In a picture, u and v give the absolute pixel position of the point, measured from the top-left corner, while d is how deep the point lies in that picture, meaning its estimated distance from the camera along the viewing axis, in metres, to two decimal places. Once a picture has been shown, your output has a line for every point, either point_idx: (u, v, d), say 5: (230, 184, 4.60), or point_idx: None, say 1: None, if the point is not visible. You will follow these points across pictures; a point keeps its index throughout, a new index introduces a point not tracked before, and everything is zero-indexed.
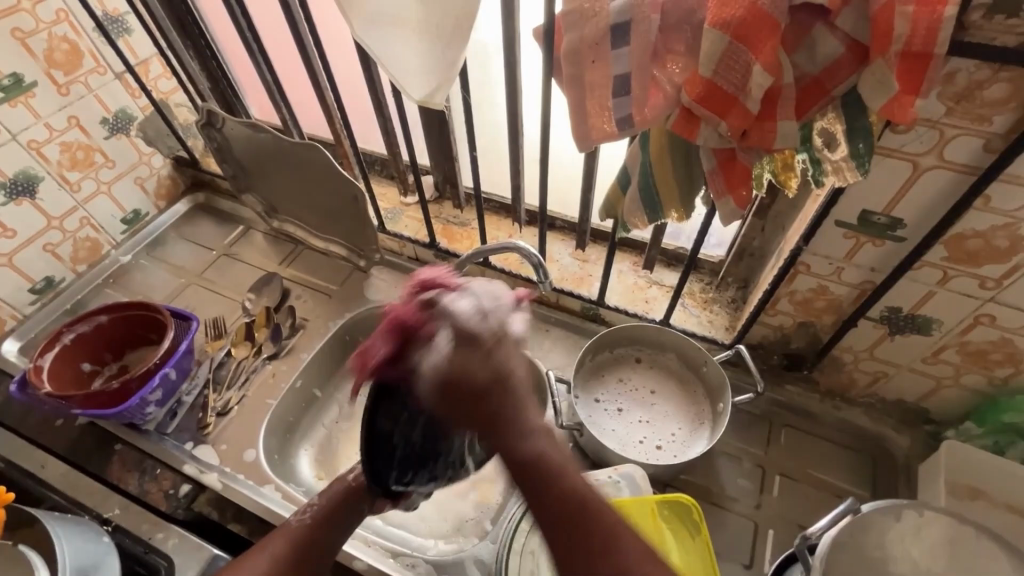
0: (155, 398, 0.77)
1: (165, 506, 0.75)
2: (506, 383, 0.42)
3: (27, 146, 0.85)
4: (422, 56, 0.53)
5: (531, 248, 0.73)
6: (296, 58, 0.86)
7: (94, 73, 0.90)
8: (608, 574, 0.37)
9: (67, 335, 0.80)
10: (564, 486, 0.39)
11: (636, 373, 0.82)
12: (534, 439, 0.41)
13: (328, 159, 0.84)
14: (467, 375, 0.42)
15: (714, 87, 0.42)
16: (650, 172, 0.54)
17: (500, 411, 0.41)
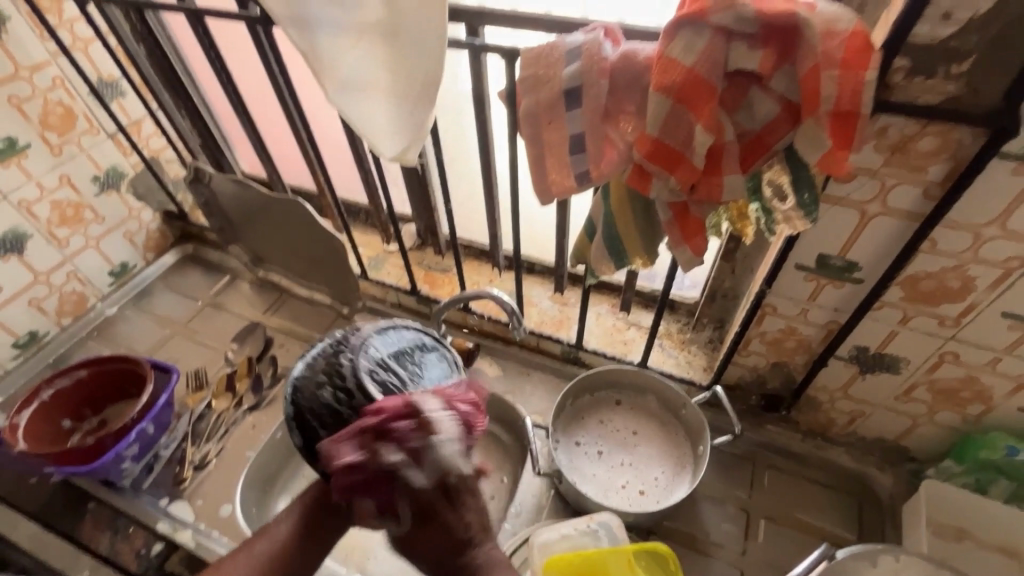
0: (131, 453, 0.76)
1: (135, 567, 0.72)
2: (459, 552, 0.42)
3: (17, 205, 0.87)
4: (393, 117, 0.57)
5: (505, 295, 0.75)
6: (281, 118, 0.90)
7: (87, 134, 0.94)
8: None
9: (45, 391, 0.80)
10: None
11: (616, 415, 0.82)
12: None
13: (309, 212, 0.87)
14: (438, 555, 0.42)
15: (661, 145, 0.45)
16: (613, 223, 0.56)
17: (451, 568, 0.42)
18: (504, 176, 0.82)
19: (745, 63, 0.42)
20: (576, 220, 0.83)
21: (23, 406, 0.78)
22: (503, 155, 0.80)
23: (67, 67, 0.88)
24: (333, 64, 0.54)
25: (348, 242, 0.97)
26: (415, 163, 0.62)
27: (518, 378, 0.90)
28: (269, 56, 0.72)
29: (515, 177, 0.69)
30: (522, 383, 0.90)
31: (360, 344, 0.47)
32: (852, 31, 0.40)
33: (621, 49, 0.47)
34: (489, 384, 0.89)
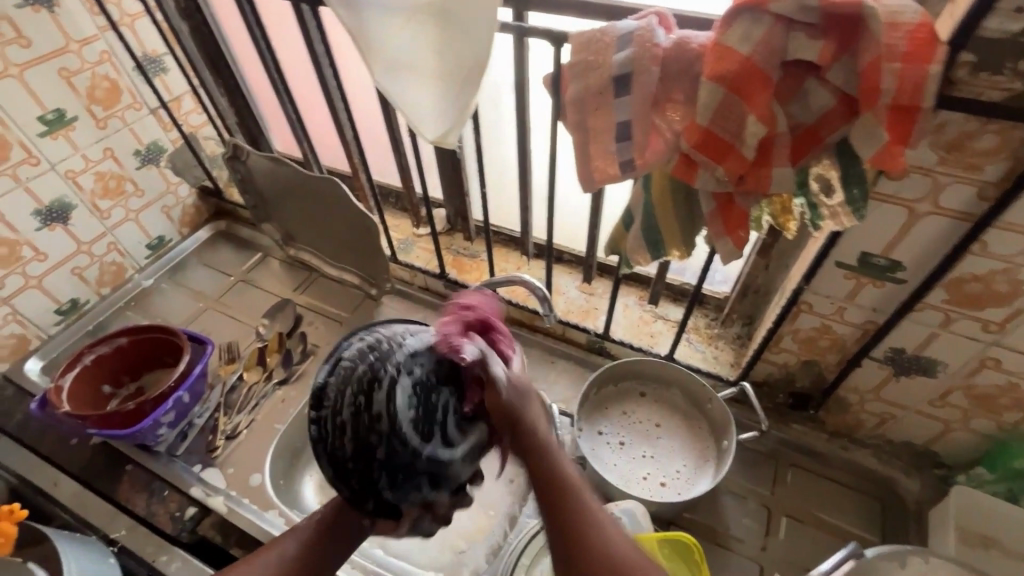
0: (168, 420, 0.79)
1: (171, 528, 0.75)
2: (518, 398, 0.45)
3: (64, 175, 0.90)
4: (438, 100, 0.57)
5: (536, 282, 0.75)
6: (319, 99, 0.91)
7: (131, 109, 0.96)
8: (575, 535, 0.39)
9: (87, 356, 0.83)
10: (553, 459, 0.43)
11: (639, 407, 0.82)
12: (539, 421, 0.44)
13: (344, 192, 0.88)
14: (500, 400, 0.44)
15: (711, 134, 0.45)
16: (653, 214, 0.56)
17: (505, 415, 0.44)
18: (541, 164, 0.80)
19: (805, 53, 0.41)
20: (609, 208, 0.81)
21: (67, 370, 0.81)
22: (538, 142, 0.78)
23: (115, 42, 0.90)
24: (381, 44, 0.54)
25: (380, 223, 0.98)
26: (455, 147, 0.62)
27: (542, 366, 0.91)
28: (314, 34, 0.73)
29: (552, 164, 0.69)
30: (546, 371, 0.90)
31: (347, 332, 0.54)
32: (917, 22, 0.39)
33: (674, 36, 0.46)
34: None
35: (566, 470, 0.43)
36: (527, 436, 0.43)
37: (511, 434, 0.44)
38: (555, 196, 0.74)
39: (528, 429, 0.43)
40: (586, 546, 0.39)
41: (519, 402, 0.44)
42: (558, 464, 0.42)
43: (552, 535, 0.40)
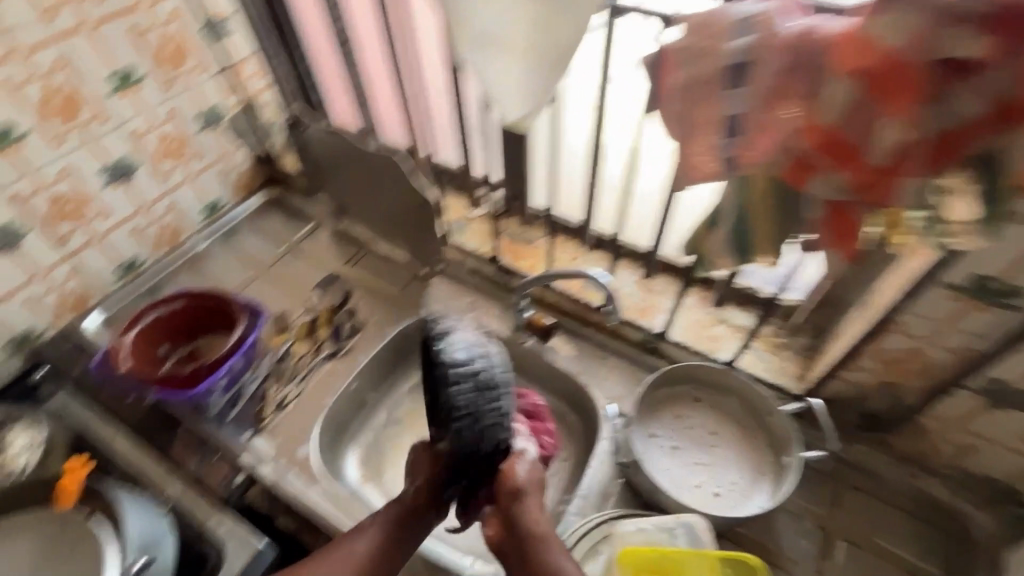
0: (221, 386, 0.81)
1: (222, 491, 0.77)
2: (526, 491, 0.58)
3: (129, 135, 0.90)
4: (523, 81, 0.54)
5: (599, 275, 0.75)
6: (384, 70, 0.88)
7: (195, 71, 0.95)
8: None
9: (146, 317, 0.84)
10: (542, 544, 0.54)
11: (695, 412, 0.79)
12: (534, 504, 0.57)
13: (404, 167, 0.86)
14: (519, 488, 0.57)
15: (836, 137, 0.41)
16: (746, 217, 0.53)
17: (517, 504, 0.57)
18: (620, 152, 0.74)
19: (961, 50, 0.35)
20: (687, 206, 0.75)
21: (127, 329, 0.83)
22: (613, 131, 0.72)
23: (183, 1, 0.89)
24: (469, 17, 0.51)
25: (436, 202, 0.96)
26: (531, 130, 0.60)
27: (593, 361, 0.88)
28: None
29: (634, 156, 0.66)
30: (597, 367, 0.88)
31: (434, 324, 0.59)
32: None
33: (801, 22, 0.41)
34: (563, 363, 0.88)
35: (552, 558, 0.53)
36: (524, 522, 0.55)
37: (512, 517, 0.56)
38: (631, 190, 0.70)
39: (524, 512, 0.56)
40: None
41: (522, 490, 0.57)
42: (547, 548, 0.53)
43: None
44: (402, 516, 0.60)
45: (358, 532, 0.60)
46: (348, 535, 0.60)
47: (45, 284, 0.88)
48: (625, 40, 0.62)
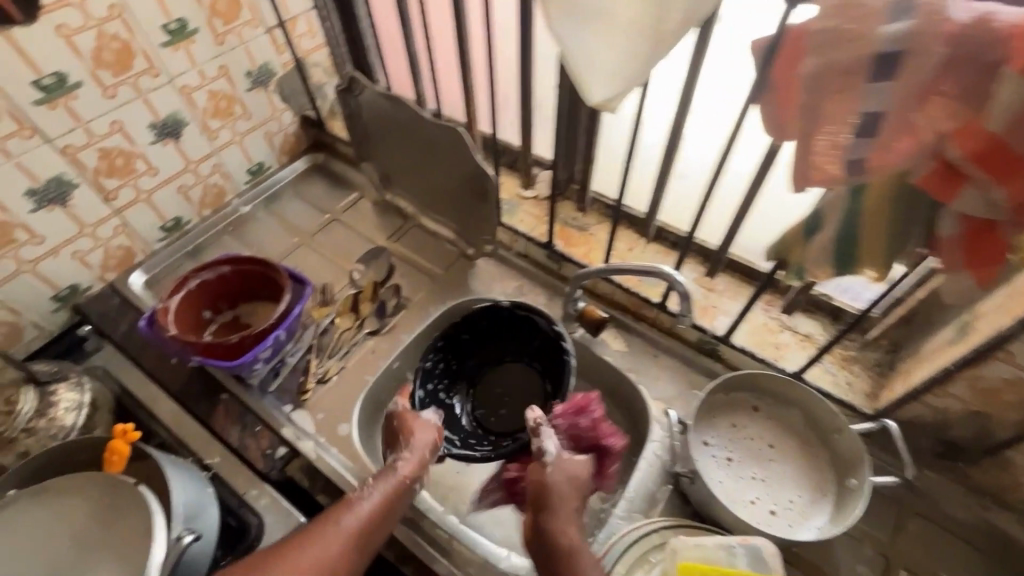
0: (264, 356, 0.78)
1: (261, 465, 0.75)
2: (562, 504, 0.63)
3: (180, 90, 0.87)
4: (617, 58, 0.50)
5: (676, 273, 0.68)
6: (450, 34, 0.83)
7: (248, 26, 0.91)
8: None
9: (193, 280, 0.82)
10: (564, 542, 0.59)
11: (751, 423, 0.75)
12: (559, 508, 0.62)
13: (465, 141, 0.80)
14: (552, 497, 0.63)
15: (998, 146, 0.36)
16: (856, 227, 0.48)
17: (552, 517, 0.62)
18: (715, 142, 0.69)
19: None
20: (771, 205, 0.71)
21: (173, 292, 0.81)
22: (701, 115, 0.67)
23: None
24: None
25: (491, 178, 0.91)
26: (615, 112, 0.55)
27: (644, 359, 0.85)
28: None
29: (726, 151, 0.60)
30: (648, 365, 0.84)
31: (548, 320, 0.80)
32: None
33: (972, 8, 0.36)
34: (613, 359, 0.85)
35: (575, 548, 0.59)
36: (547, 520, 0.61)
37: (541, 517, 0.62)
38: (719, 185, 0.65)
39: (549, 518, 0.62)
40: None
41: (549, 491, 0.64)
42: (570, 545, 0.59)
43: None
44: (392, 490, 0.65)
45: (346, 507, 0.62)
46: (336, 511, 0.61)
47: (92, 238, 0.87)
48: (731, 21, 0.57)
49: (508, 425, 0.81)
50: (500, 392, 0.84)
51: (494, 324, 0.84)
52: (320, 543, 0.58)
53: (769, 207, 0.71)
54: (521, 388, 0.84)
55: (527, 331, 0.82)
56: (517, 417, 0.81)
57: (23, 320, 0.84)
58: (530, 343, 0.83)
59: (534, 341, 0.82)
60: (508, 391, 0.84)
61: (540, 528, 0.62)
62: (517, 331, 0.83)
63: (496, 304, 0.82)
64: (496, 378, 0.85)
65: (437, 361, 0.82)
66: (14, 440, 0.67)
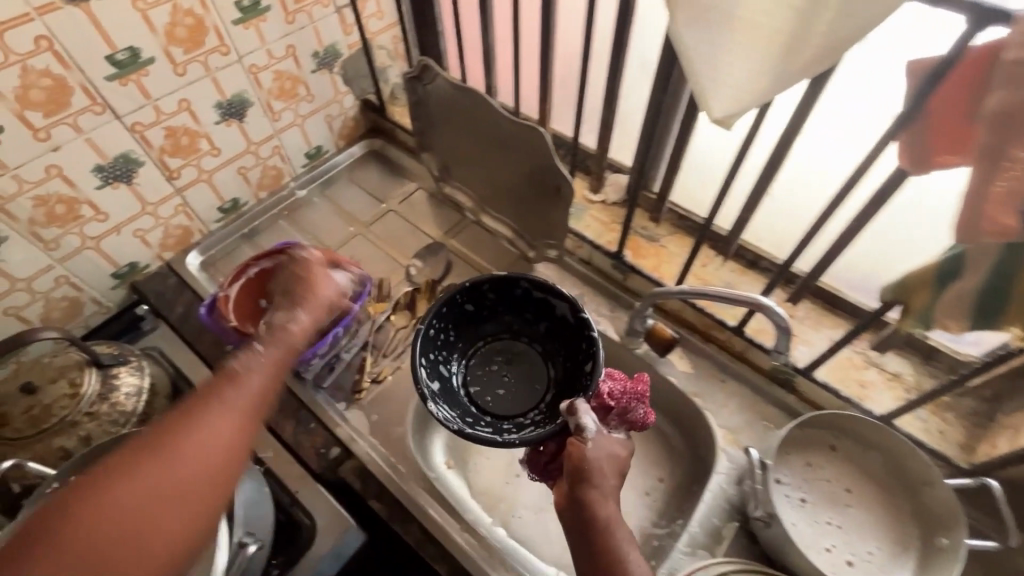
0: (322, 352, 0.77)
1: (315, 465, 0.74)
2: (604, 479, 0.55)
3: (248, 69, 0.84)
4: (747, 71, 0.45)
5: (776, 307, 0.63)
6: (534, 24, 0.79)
7: (319, 5, 0.87)
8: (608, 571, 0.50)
9: (252, 268, 0.80)
10: (598, 516, 0.52)
11: (828, 463, 0.71)
12: (596, 483, 0.54)
13: (547, 145, 0.76)
14: (593, 471, 0.55)
15: None
16: (1011, 283, 0.42)
17: (591, 491, 0.54)
18: (836, 169, 0.65)
19: None
20: (886, 226, 0.66)
21: (232, 279, 0.79)
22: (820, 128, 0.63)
23: None
24: None
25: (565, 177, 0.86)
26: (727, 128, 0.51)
27: (710, 383, 0.80)
28: None
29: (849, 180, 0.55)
30: (714, 390, 0.80)
31: (565, 303, 0.76)
32: None
33: None
34: (678, 381, 0.80)
35: (609, 522, 0.52)
36: (581, 494, 0.54)
37: (573, 489, 0.55)
38: (831, 215, 0.60)
39: (584, 492, 0.54)
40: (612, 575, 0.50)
41: (587, 465, 0.55)
42: (604, 520, 0.52)
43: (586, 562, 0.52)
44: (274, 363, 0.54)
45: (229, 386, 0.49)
46: (219, 390, 0.48)
47: (154, 217, 0.86)
48: (889, 37, 0.52)
49: (505, 407, 0.78)
50: (497, 371, 0.81)
51: (499, 300, 0.81)
52: (207, 424, 0.45)
53: (882, 229, 0.67)
54: (516, 367, 0.82)
55: (538, 311, 0.80)
56: (516, 399, 0.79)
57: (84, 296, 0.84)
58: (538, 326, 0.82)
59: (542, 324, 0.81)
60: (507, 373, 0.81)
61: (572, 502, 0.54)
62: (525, 312, 0.81)
63: (512, 280, 0.78)
64: (491, 355, 0.82)
65: (440, 331, 0.77)
66: (77, 423, 0.65)
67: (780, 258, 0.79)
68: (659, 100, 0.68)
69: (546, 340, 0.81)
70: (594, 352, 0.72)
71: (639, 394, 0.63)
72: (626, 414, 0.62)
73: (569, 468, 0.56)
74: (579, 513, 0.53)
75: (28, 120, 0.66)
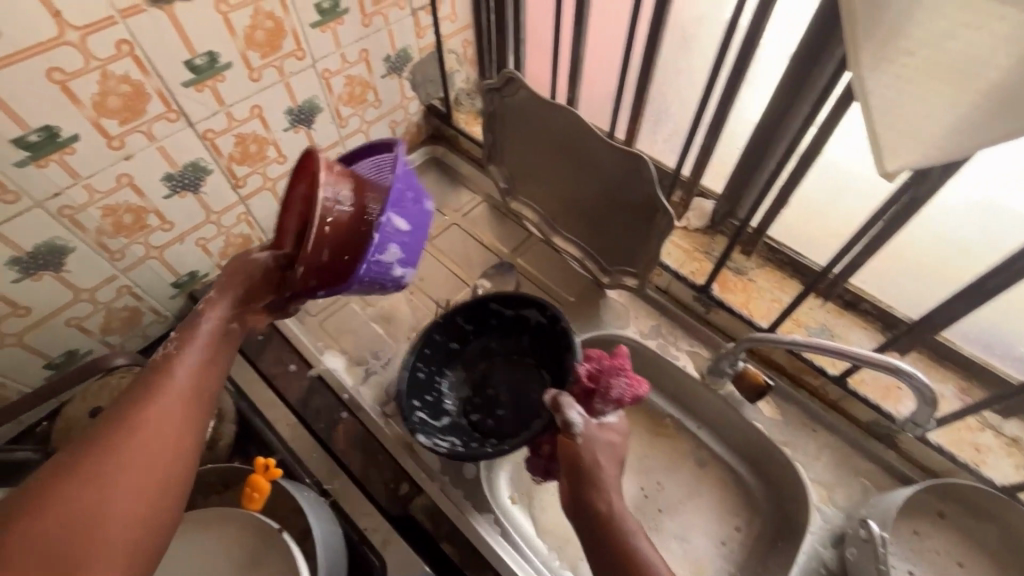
0: (394, 255, 0.57)
1: (384, 500, 0.70)
2: (601, 472, 0.53)
3: (321, 74, 0.80)
4: (941, 120, 0.39)
5: (918, 374, 0.55)
6: (643, 39, 0.73)
7: (396, 7, 0.82)
8: (615, 563, 0.48)
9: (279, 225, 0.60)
10: (598, 508, 0.51)
11: (936, 532, 0.66)
12: (593, 476, 0.53)
13: (650, 173, 0.69)
14: (589, 465, 0.53)
15: None
16: None
17: (591, 488, 0.52)
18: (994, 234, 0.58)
19: None
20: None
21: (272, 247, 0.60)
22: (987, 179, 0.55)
23: None
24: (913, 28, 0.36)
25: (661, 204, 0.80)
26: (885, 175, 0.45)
27: (800, 432, 0.75)
28: None
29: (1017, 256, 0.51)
30: (805, 440, 0.74)
31: (530, 311, 0.76)
32: None
33: None
34: (763, 426, 0.75)
35: (611, 513, 0.50)
36: (581, 490, 0.53)
37: (574, 487, 0.54)
38: None
39: (583, 488, 0.53)
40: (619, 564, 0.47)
41: (583, 458, 0.54)
42: (603, 511, 0.51)
43: (596, 558, 0.49)
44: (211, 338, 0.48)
45: (163, 369, 0.44)
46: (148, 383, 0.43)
47: (216, 226, 0.82)
48: None
49: (509, 422, 0.74)
50: (493, 392, 0.77)
51: (475, 321, 0.80)
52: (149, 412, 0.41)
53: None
54: (510, 386, 0.78)
55: (515, 327, 0.78)
56: (517, 415, 0.74)
57: (144, 306, 0.81)
58: (522, 341, 0.79)
59: (524, 337, 0.79)
60: (502, 390, 0.77)
61: (575, 503, 0.53)
62: (506, 331, 0.79)
63: (479, 299, 0.78)
64: (482, 377, 0.79)
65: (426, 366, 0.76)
66: None
67: (912, 316, 0.71)
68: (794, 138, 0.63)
69: (531, 348, 0.78)
70: (571, 344, 0.70)
71: (619, 370, 0.61)
72: (615, 394, 0.60)
73: (566, 465, 0.55)
74: (576, 506, 0.53)
75: (103, 128, 0.62)
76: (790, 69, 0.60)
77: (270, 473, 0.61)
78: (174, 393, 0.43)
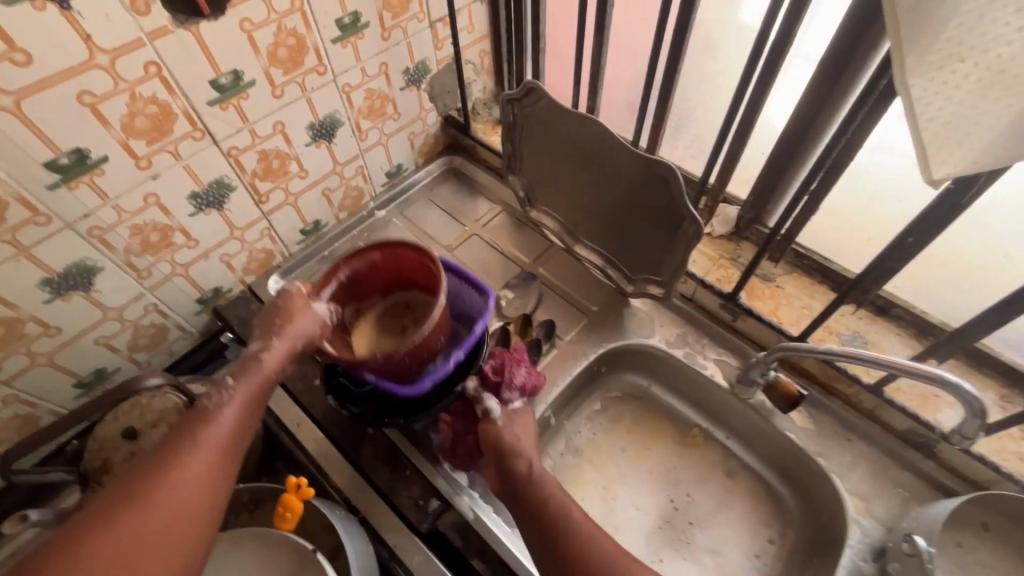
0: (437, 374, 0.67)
1: (413, 517, 0.69)
2: (517, 441, 0.63)
3: (341, 88, 0.80)
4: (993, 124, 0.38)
5: (965, 384, 0.53)
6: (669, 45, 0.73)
7: (415, 20, 0.82)
8: (539, 512, 0.56)
9: (341, 271, 0.66)
10: (518, 470, 0.60)
11: (982, 545, 0.64)
12: (512, 444, 0.63)
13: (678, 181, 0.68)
14: (505, 438, 0.63)
15: None
16: None
17: (511, 456, 0.62)
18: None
19: None
20: None
21: (321, 286, 0.65)
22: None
23: None
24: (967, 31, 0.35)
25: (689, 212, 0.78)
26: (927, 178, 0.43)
27: (834, 442, 0.73)
28: None
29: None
30: (839, 450, 0.72)
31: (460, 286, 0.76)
32: None
33: None
34: (796, 436, 0.74)
35: (531, 473, 0.60)
36: (504, 463, 0.62)
37: (496, 462, 0.63)
38: None
39: (504, 460, 0.62)
40: (542, 510, 0.56)
41: (499, 432, 0.64)
42: (523, 473, 0.60)
43: (523, 517, 0.57)
44: (253, 386, 0.54)
45: (205, 417, 0.50)
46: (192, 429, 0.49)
47: (240, 241, 0.82)
48: None
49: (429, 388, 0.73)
50: None
51: None
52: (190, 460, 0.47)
53: None
54: None
55: None
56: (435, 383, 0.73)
57: (170, 323, 0.81)
58: None
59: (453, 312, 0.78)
60: None
61: (502, 477, 0.62)
62: None
63: None
64: None
65: None
66: None
67: (950, 324, 0.70)
68: (829, 144, 0.61)
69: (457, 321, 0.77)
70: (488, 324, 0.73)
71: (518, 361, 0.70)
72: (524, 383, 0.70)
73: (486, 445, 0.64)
74: (502, 474, 0.62)
75: (131, 148, 0.62)
76: (821, 72, 0.59)
77: (303, 492, 0.61)
78: (211, 442, 0.49)
